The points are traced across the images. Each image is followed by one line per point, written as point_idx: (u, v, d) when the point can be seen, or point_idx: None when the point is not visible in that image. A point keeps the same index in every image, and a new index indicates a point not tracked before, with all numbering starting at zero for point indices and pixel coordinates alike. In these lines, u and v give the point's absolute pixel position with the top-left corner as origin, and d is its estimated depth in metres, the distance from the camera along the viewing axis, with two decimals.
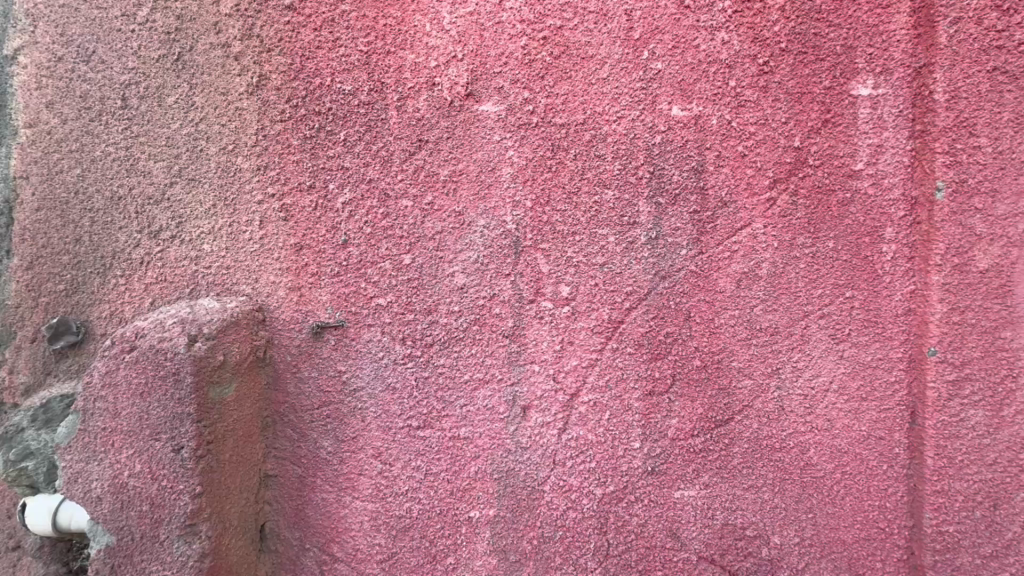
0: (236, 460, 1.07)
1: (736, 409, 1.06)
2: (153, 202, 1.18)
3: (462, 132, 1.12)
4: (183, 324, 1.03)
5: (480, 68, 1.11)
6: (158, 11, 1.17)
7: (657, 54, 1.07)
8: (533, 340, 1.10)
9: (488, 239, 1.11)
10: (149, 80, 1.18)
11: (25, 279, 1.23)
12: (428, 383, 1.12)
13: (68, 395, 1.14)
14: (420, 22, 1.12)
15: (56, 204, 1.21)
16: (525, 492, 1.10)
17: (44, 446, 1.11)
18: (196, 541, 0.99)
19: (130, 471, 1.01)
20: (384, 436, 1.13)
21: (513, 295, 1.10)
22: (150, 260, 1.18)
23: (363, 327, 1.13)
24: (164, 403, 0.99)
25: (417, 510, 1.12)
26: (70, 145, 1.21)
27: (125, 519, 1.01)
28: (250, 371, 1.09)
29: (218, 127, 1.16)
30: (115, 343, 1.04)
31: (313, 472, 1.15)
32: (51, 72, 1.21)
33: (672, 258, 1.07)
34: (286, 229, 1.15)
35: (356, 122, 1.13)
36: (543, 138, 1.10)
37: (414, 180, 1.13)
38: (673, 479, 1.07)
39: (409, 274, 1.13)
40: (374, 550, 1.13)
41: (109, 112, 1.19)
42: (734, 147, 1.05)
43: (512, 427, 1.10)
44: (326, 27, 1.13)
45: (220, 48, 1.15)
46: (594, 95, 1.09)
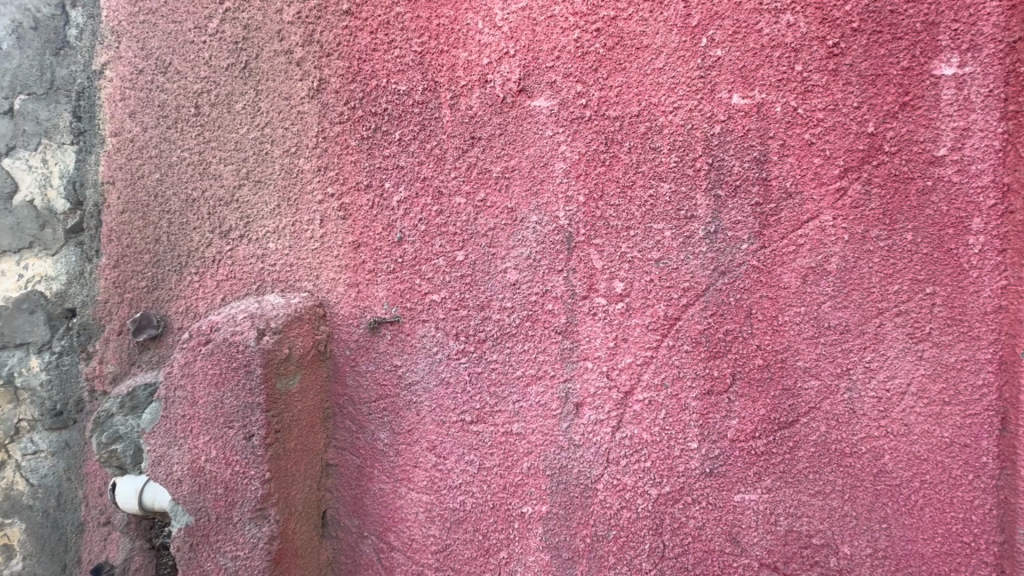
0: (300, 449, 1.12)
1: (802, 411, 1.01)
2: (223, 203, 1.25)
3: (514, 129, 1.12)
4: (252, 318, 1.08)
5: (532, 63, 1.11)
6: (227, 22, 1.23)
7: (716, 41, 1.03)
8: (586, 337, 1.09)
9: (541, 235, 1.11)
10: (219, 88, 1.25)
11: (112, 276, 1.33)
12: (480, 378, 1.13)
13: (151, 383, 1.22)
14: (472, 20, 1.13)
15: (138, 207, 1.31)
16: (578, 490, 1.09)
17: (132, 430, 1.21)
18: (266, 524, 1.05)
19: (206, 456, 1.07)
20: (438, 430, 1.15)
21: (565, 292, 1.09)
22: (221, 258, 1.25)
23: (418, 322, 1.16)
24: (236, 393, 1.05)
25: (470, 503, 1.14)
26: (150, 152, 1.30)
27: (202, 501, 1.07)
28: (312, 365, 1.14)
29: (282, 130, 1.22)
30: (192, 336, 1.11)
31: (371, 463, 1.18)
32: (134, 84, 1.31)
33: (732, 253, 1.02)
34: (345, 227, 1.19)
35: (411, 121, 1.16)
36: (596, 132, 1.08)
37: (466, 178, 1.14)
38: (733, 481, 1.03)
39: (462, 270, 1.14)
40: (428, 540, 1.16)
41: (184, 120, 1.27)
42: (800, 135, 1.00)
43: (565, 424, 1.10)
44: (381, 30, 1.16)
45: (283, 55, 1.21)
46: (649, 86, 1.06)
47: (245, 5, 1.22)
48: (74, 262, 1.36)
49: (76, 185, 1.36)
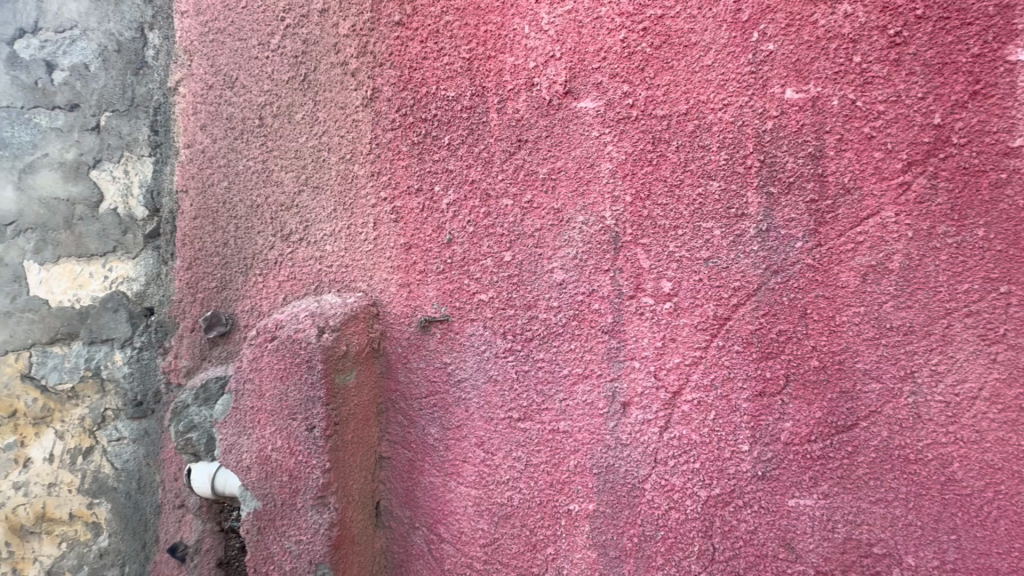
0: (356, 441, 1.18)
1: (862, 414, 0.96)
2: (285, 208, 1.33)
3: (561, 130, 1.13)
4: (313, 317, 1.15)
5: (578, 65, 1.12)
6: (287, 37, 1.31)
7: (768, 35, 1.01)
8: (633, 336, 1.09)
9: (587, 235, 1.12)
10: (281, 100, 1.33)
11: (186, 278, 1.44)
12: (527, 376, 1.15)
13: (221, 376, 1.32)
14: (519, 25, 1.15)
15: (208, 213, 1.41)
16: (625, 488, 1.10)
17: (205, 420, 1.31)
18: (327, 511, 1.11)
19: (273, 446, 1.14)
20: (487, 426, 1.18)
21: (612, 291, 1.10)
22: (283, 260, 1.33)
23: (467, 321, 1.19)
24: (299, 387, 1.11)
25: (517, 498, 1.16)
26: (219, 161, 1.39)
27: (269, 487, 1.15)
28: (367, 361, 1.20)
29: (338, 138, 1.28)
30: (259, 333, 1.19)
31: (422, 456, 1.23)
32: (205, 99, 1.41)
33: (785, 251, 1.00)
34: (397, 230, 1.24)
35: (459, 126, 1.19)
36: (643, 131, 1.08)
37: (514, 180, 1.16)
38: (787, 486, 1.01)
39: (509, 271, 1.16)
40: (477, 534, 1.19)
41: (249, 131, 1.36)
42: (859, 128, 0.96)
43: (611, 423, 1.10)
44: (431, 39, 1.20)
45: (339, 66, 1.27)
46: (698, 84, 1.05)
47: (304, 20, 1.29)
48: (152, 264, 1.53)
49: (153, 195, 1.53)
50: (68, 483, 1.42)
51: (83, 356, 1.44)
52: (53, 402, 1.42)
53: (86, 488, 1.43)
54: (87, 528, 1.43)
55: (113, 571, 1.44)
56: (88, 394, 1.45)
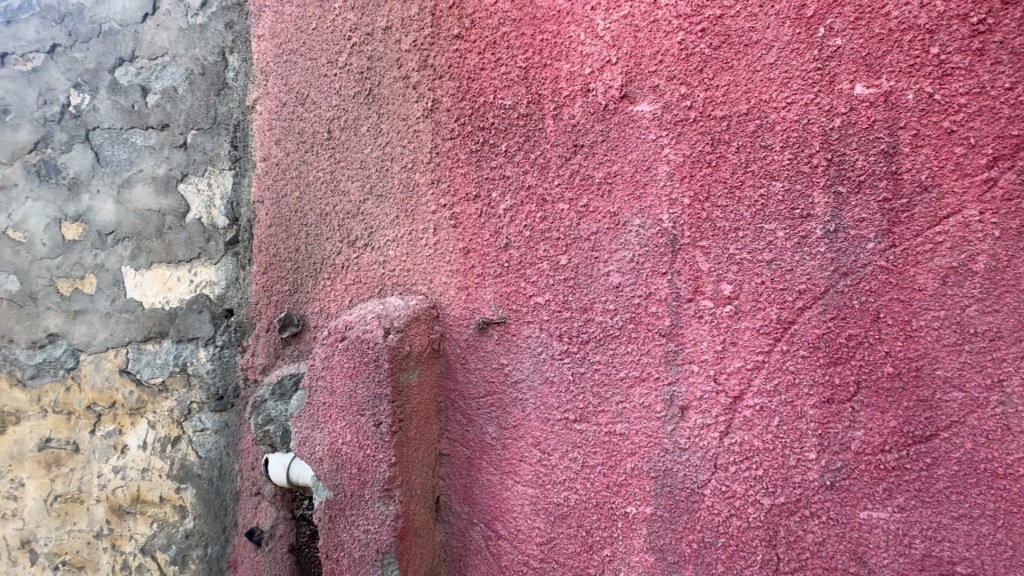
0: (419, 438, 1.23)
1: (942, 424, 0.91)
2: (351, 216, 1.41)
3: (617, 134, 1.14)
4: (379, 318, 1.21)
5: (634, 69, 1.12)
6: (354, 55, 1.40)
7: (835, 30, 0.98)
8: (692, 340, 1.08)
9: (644, 238, 1.12)
10: (347, 114, 1.41)
11: (262, 281, 1.55)
12: (583, 378, 1.17)
13: (296, 373, 1.42)
14: (575, 33, 1.17)
15: (282, 221, 1.51)
16: (684, 493, 1.09)
17: (281, 414, 1.41)
18: (392, 503, 1.17)
19: (343, 439, 1.21)
20: (543, 427, 1.20)
21: (670, 294, 1.09)
22: (349, 265, 1.40)
23: (524, 323, 1.22)
24: (367, 385, 1.18)
25: (574, 499, 1.17)
26: (291, 173, 1.49)
27: (340, 478, 1.22)
28: (428, 361, 1.25)
29: (400, 148, 1.34)
30: (330, 333, 1.27)
31: (480, 454, 1.27)
32: (279, 116, 1.52)
33: (855, 253, 0.96)
34: (456, 235, 1.28)
35: (516, 134, 1.22)
36: (701, 133, 1.07)
37: (570, 185, 1.18)
38: (858, 497, 0.96)
39: (566, 274, 1.18)
40: (534, 532, 1.21)
41: (318, 144, 1.45)
42: (937, 123, 0.91)
43: (669, 427, 1.10)
44: (489, 50, 1.24)
45: (401, 80, 1.34)
46: (759, 83, 1.03)
47: (369, 39, 1.37)
48: (231, 269, 1.62)
49: (233, 205, 1.62)
50: (159, 468, 1.62)
51: (172, 353, 1.63)
52: (146, 396, 1.65)
53: (174, 473, 1.61)
54: (174, 510, 1.61)
55: (198, 550, 1.58)
56: (176, 387, 1.62)
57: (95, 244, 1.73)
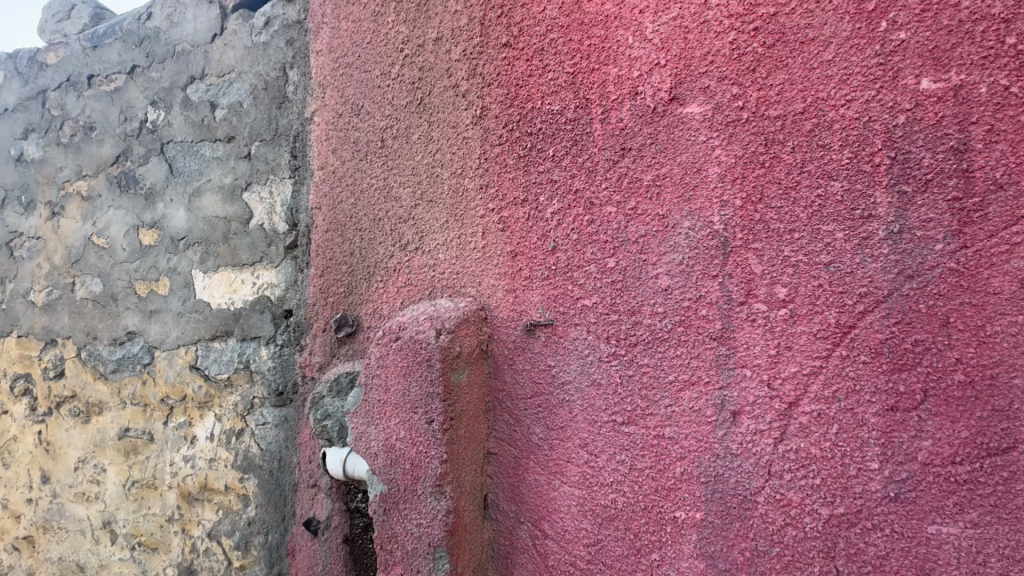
0: (468, 436, 1.26)
1: (1021, 436, 0.85)
2: (402, 221, 1.46)
3: (666, 137, 1.14)
4: (431, 319, 1.25)
5: (684, 71, 1.12)
6: (406, 66, 1.46)
7: (899, 23, 0.94)
8: (744, 344, 1.06)
9: (694, 240, 1.11)
10: (400, 123, 1.47)
11: (319, 284, 1.62)
12: (631, 381, 1.17)
13: (352, 372, 1.48)
14: (623, 37, 1.18)
15: (338, 226, 1.58)
16: (735, 500, 1.06)
17: (338, 410, 1.48)
18: (443, 499, 1.20)
19: (397, 436, 1.26)
20: (590, 428, 1.21)
21: (721, 297, 1.08)
22: (401, 268, 1.46)
23: (571, 326, 1.23)
24: (420, 383, 1.22)
25: (621, 501, 1.17)
26: (347, 181, 1.57)
27: (394, 473, 1.27)
28: (477, 361, 1.28)
29: (450, 155, 1.39)
30: (384, 334, 1.32)
31: (527, 454, 1.29)
32: (335, 127, 1.60)
33: (921, 255, 0.92)
34: (503, 238, 1.31)
35: (564, 138, 1.24)
36: (754, 133, 1.05)
37: (618, 188, 1.18)
38: (925, 510, 0.92)
39: (613, 277, 1.19)
40: (581, 533, 1.22)
41: (372, 152, 1.52)
42: (1014, 117, 0.86)
43: (720, 432, 1.08)
44: (537, 57, 1.27)
45: (451, 89, 1.38)
46: (816, 80, 1.00)
47: (420, 50, 1.43)
48: (290, 272, 1.68)
49: (292, 212, 1.68)
50: (224, 458, 1.74)
51: (237, 350, 1.74)
52: (214, 390, 1.78)
53: (238, 464, 1.71)
54: (238, 498, 1.71)
55: (260, 537, 1.66)
56: (240, 382, 1.73)
57: (169, 249, 1.90)
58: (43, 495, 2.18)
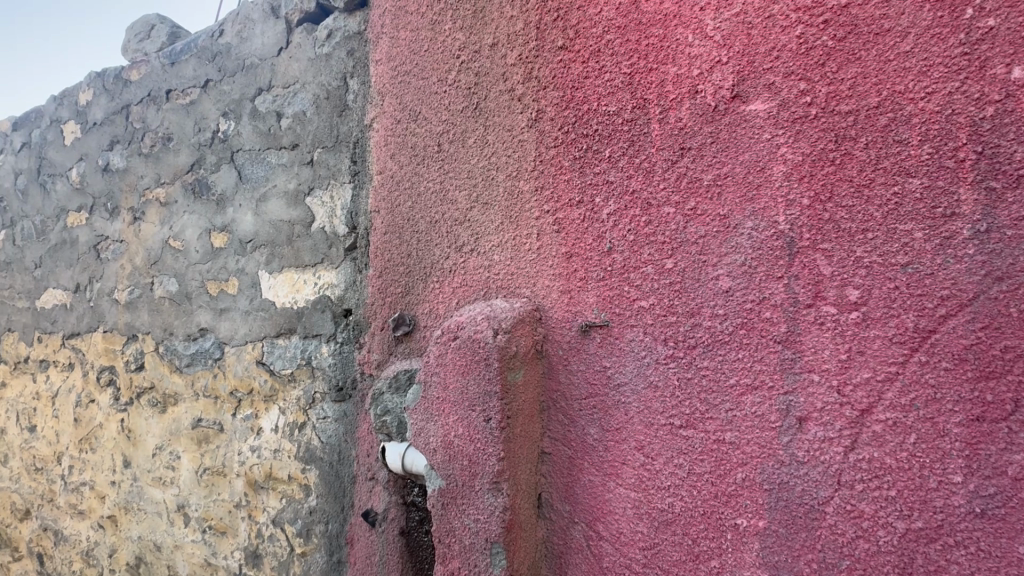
0: (524, 435, 1.28)
1: None
2: (458, 223, 1.50)
3: (727, 135, 1.11)
4: (488, 319, 1.28)
5: (747, 68, 1.10)
6: (462, 72, 1.49)
7: (987, 10, 0.89)
8: (812, 348, 1.02)
9: (758, 240, 1.08)
10: (456, 128, 1.51)
11: (377, 284, 1.68)
12: (690, 384, 1.15)
13: (410, 369, 1.53)
14: (682, 35, 1.17)
15: (396, 229, 1.64)
16: (801, 509, 1.03)
17: (397, 406, 1.53)
18: (500, 495, 1.23)
19: (455, 432, 1.29)
20: (647, 431, 1.20)
21: (786, 300, 1.05)
22: (456, 269, 1.50)
23: (627, 327, 1.23)
24: (478, 381, 1.25)
25: (679, 506, 1.16)
26: (405, 184, 1.62)
27: (452, 468, 1.30)
28: (532, 361, 1.30)
29: (505, 158, 1.41)
30: (442, 333, 1.35)
31: (581, 455, 1.29)
32: (394, 132, 1.65)
33: (1013, 256, 0.87)
34: (558, 240, 1.32)
35: (620, 139, 1.24)
36: (823, 130, 1.02)
37: (676, 188, 1.17)
38: (1016, 529, 0.86)
39: (672, 278, 1.17)
40: (636, 536, 1.21)
41: (429, 156, 1.56)
42: None
43: (785, 438, 1.04)
44: (593, 58, 1.28)
45: (507, 93, 1.41)
46: (892, 73, 0.96)
47: (476, 56, 1.46)
48: (349, 273, 1.75)
49: (351, 215, 1.75)
50: (288, 449, 1.83)
51: (300, 347, 1.83)
52: (278, 384, 1.88)
53: (301, 455, 1.80)
54: (300, 488, 1.80)
55: (321, 526, 1.74)
56: (303, 377, 1.82)
57: (238, 251, 2.03)
58: (125, 478, 2.36)
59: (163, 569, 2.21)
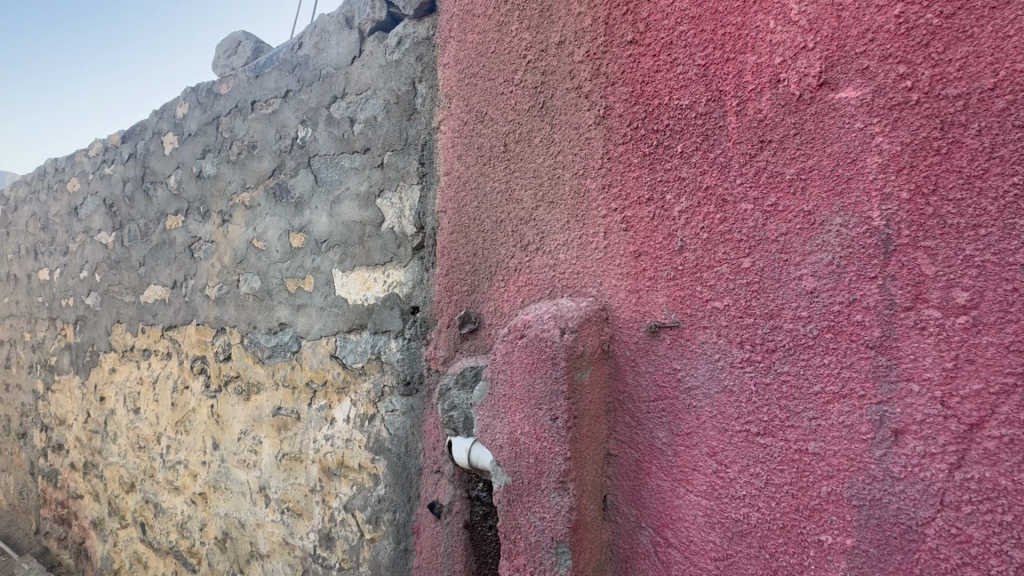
0: (590, 436, 1.27)
1: None
2: (524, 222, 1.51)
3: (813, 126, 1.04)
4: (555, 318, 1.27)
5: (837, 53, 1.02)
6: (529, 72, 1.50)
7: None
8: (911, 355, 0.94)
9: (848, 238, 1.00)
10: (522, 127, 1.52)
11: (444, 282, 1.72)
12: (768, 390, 1.09)
13: (477, 366, 1.56)
14: (762, 21, 1.11)
15: (462, 228, 1.67)
16: (896, 529, 0.95)
17: (464, 402, 1.57)
18: (566, 495, 1.22)
19: (522, 430, 1.30)
20: (720, 437, 1.15)
21: (881, 302, 0.96)
22: (522, 267, 1.51)
23: (699, 329, 1.18)
24: (545, 380, 1.25)
25: (755, 517, 1.10)
26: (471, 185, 1.65)
27: (518, 466, 1.31)
28: (598, 361, 1.28)
29: (572, 156, 1.40)
30: (510, 331, 1.36)
31: (649, 458, 1.26)
32: (461, 134, 1.69)
33: None
34: (627, 238, 1.30)
35: (694, 133, 1.20)
36: (927, 116, 0.93)
37: (755, 183, 1.11)
38: None
39: (749, 278, 1.12)
40: (708, 545, 1.17)
41: (495, 156, 1.58)
42: None
43: (878, 452, 0.96)
44: (664, 51, 1.24)
45: (574, 91, 1.40)
46: (1012, 50, 0.86)
47: (543, 55, 1.47)
48: (417, 271, 1.81)
49: (419, 215, 1.81)
50: (359, 439, 1.92)
51: (371, 342, 1.91)
52: (350, 376, 1.98)
53: (370, 446, 1.89)
54: (370, 477, 1.88)
55: (389, 514, 1.81)
56: (373, 371, 1.90)
57: (314, 250, 2.15)
58: (214, 459, 2.58)
59: (247, 545, 2.39)
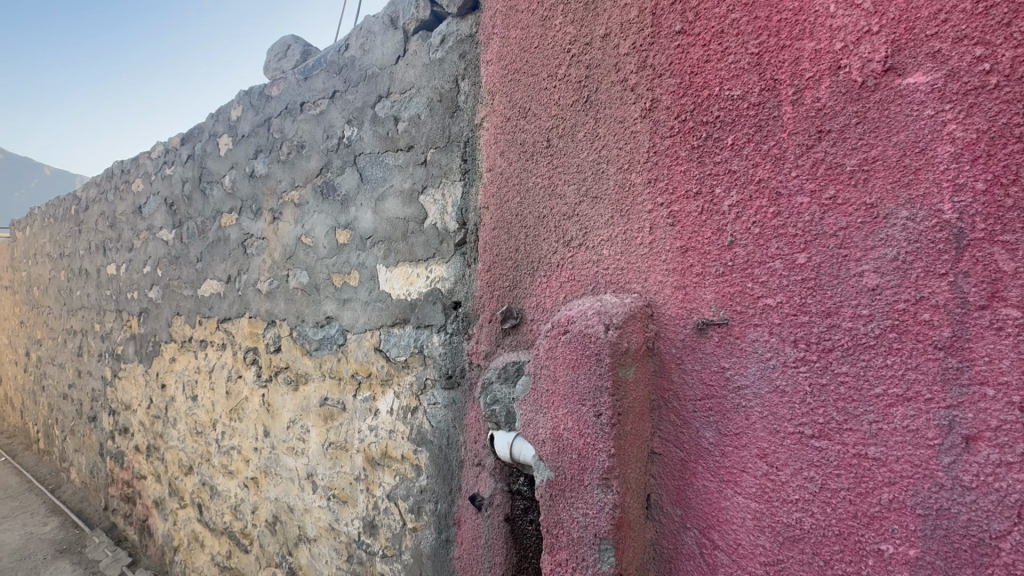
0: (634, 433, 1.25)
1: None
2: (567, 217, 1.50)
3: (877, 114, 0.99)
4: (598, 314, 1.26)
5: (904, 36, 0.96)
6: (574, 66, 1.49)
7: None
8: (986, 357, 0.88)
9: (914, 232, 0.95)
10: (566, 122, 1.51)
11: (486, 278, 1.74)
12: (824, 391, 1.04)
13: (519, 361, 1.56)
14: (822, 5, 1.05)
15: (504, 224, 1.68)
16: (965, 541, 0.89)
17: (506, 397, 1.58)
18: (610, 492, 1.22)
19: (565, 426, 1.30)
20: (771, 438, 1.11)
21: (952, 300, 0.91)
22: (564, 263, 1.50)
23: (750, 327, 1.15)
24: (589, 376, 1.24)
25: (809, 523, 1.06)
26: (513, 181, 1.66)
27: (560, 461, 1.32)
28: (643, 358, 1.27)
29: (617, 151, 1.38)
30: (553, 327, 1.36)
31: (695, 459, 1.23)
32: (503, 130, 1.69)
33: None
34: (673, 234, 1.27)
35: (746, 124, 1.16)
36: (1007, 101, 0.86)
37: (812, 176, 1.07)
38: None
39: (804, 274, 1.07)
40: (757, 549, 1.13)
41: (538, 151, 1.58)
42: None
43: (947, 458, 0.91)
44: (715, 40, 1.21)
45: (619, 84, 1.38)
46: None
47: (588, 48, 1.45)
48: (459, 267, 1.83)
49: (461, 212, 1.83)
50: (402, 430, 1.97)
51: (414, 336, 1.96)
52: (394, 369, 2.03)
53: (413, 437, 1.93)
54: (412, 468, 1.93)
55: (430, 505, 1.85)
56: (416, 364, 1.94)
57: (359, 246, 2.22)
58: (265, 446, 2.70)
59: (295, 529, 2.50)
